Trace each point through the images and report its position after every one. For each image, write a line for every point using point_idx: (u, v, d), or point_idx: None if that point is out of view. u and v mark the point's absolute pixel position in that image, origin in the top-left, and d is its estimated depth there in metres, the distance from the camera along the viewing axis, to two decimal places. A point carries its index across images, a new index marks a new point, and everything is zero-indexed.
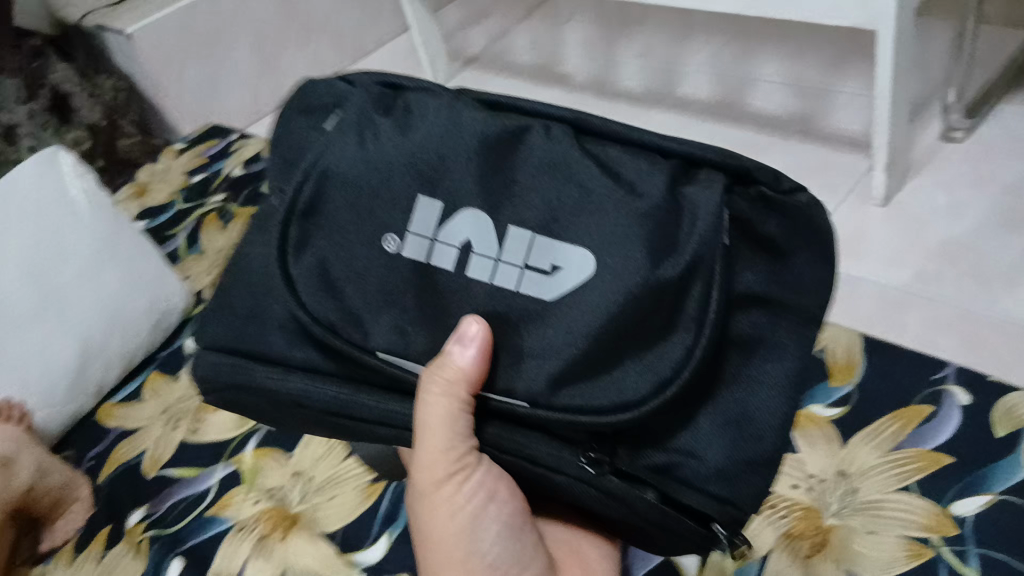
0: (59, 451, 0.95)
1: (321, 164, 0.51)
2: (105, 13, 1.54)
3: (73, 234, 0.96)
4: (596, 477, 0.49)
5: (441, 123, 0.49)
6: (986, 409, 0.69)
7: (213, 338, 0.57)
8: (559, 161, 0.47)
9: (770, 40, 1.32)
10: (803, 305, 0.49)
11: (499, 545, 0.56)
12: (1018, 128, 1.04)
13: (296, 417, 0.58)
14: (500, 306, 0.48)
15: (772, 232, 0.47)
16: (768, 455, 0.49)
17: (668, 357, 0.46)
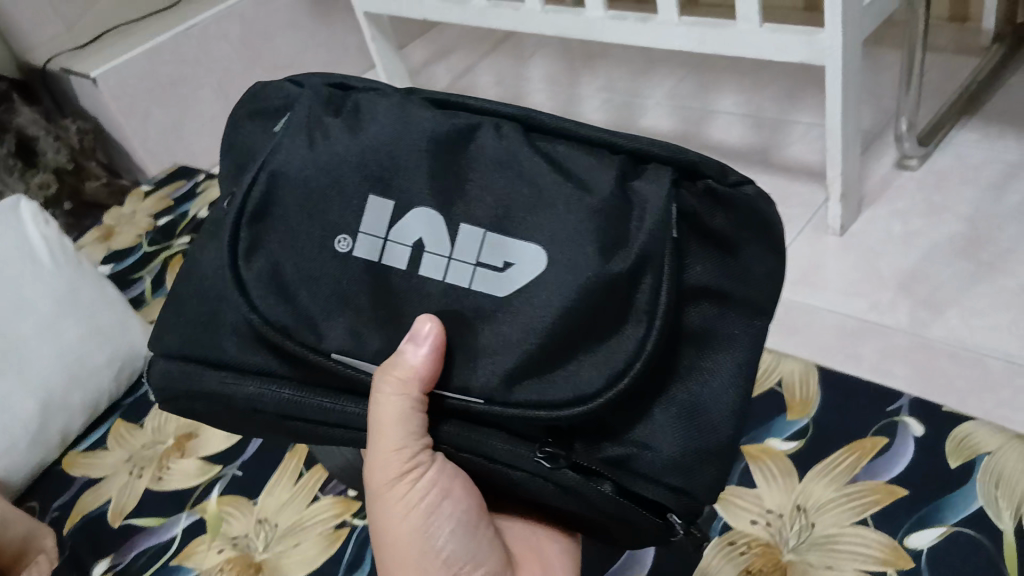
0: (23, 503, 0.94)
1: (273, 169, 0.51)
2: (71, 57, 1.55)
3: (32, 286, 0.97)
4: (553, 472, 0.49)
5: (392, 124, 0.50)
6: (940, 440, 0.72)
7: (167, 347, 0.56)
8: (509, 160, 0.48)
9: (727, 75, 1.36)
10: (750, 296, 0.51)
11: (456, 543, 0.53)
12: (968, 156, 1.06)
13: (253, 424, 0.57)
14: (452, 304, 0.48)
15: (721, 226, 0.49)
16: (722, 446, 0.49)
17: (622, 349, 0.46)
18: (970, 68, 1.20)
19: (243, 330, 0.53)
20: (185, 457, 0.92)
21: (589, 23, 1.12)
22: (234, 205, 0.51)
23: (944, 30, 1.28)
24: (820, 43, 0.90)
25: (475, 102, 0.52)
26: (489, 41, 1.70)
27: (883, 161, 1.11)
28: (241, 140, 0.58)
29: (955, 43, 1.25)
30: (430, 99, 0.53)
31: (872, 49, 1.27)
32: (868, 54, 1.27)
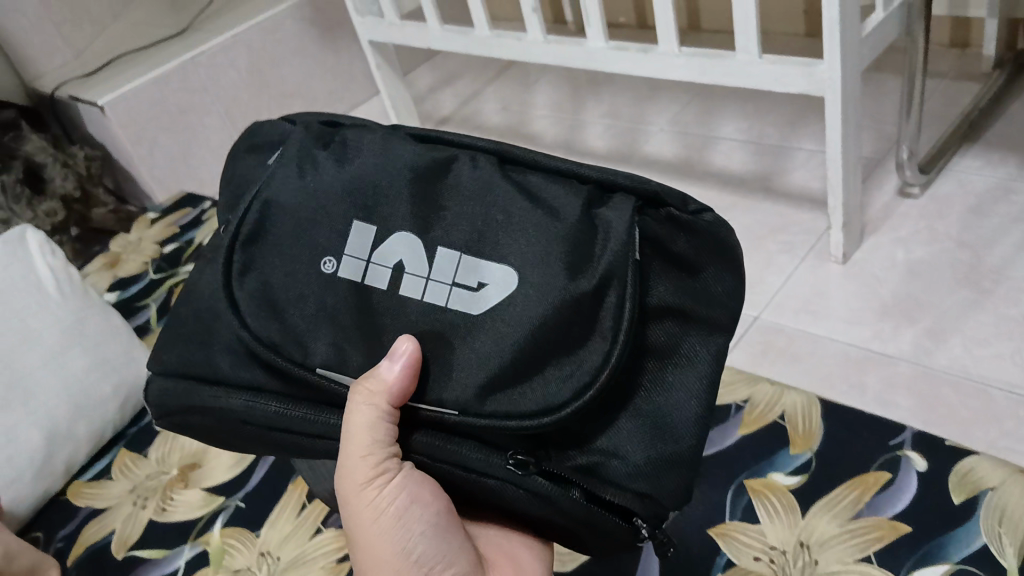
0: (28, 533, 0.94)
1: (265, 197, 0.53)
2: (79, 84, 1.56)
3: (38, 318, 0.99)
4: (523, 479, 0.49)
5: (375, 155, 0.52)
6: (944, 474, 0.73)
7: (163, 366, 0.57)
8: (483, 188, 0.50)
9: (730, 101, 1.36)
10: (714, 317, 0.52)
11: (427, 545, 0.51)
12: (971, 183, 1.07)
13: (242, 437, 0.58)
14: (431, 322, 0.49)
15: (682, 249, 0.50)
16: (686, 455, 0.50)
17: (588, 362, 0.47)
18: (971, 93, 1.20)
19: (234, 347, 0.54)
20: (188, 487, 0.93)
21: (591, 53, 1.15)
22: (230, 231, 0.53)
23: (945, 56, 1.29)
24: (818, 74, 0.91)
25: (457, 137, 0.54)
26: (493, 68, 1.71)
27: (885, 188, 1.11)
28: (234, 174, 0.60)
29: (957, 68, 1.26)
30: (411, 133, 0.54)
31: (873, 77, 1.28)
32: (869, 80, 1.28)
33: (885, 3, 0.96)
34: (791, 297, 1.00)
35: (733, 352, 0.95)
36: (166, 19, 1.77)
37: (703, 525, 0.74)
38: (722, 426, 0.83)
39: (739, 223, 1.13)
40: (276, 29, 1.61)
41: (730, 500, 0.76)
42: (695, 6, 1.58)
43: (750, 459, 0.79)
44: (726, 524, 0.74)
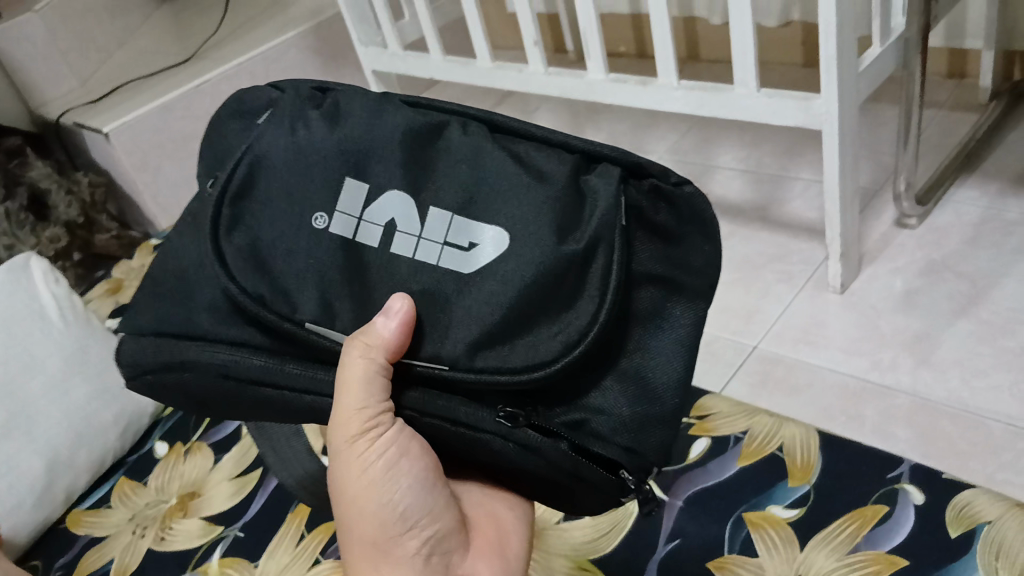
0: (26, 561, 0.94)
1: (255, 154, 0.53)
2: (83, 111, 1.58)
3: (41, 347, 0.99)
4: (512, 432, 0.50)
5: (367, 116, 0.53)
6: (942, 508, 0.73)
7: (146, 323, 0.56)
8: (473, 153, 0.51)
9: (729, 130, 1.38)
10: (694, 283, 0.54)
11: (412, 498, 0.53)
12: (967, 214, 1.07)
13: (223, 399, 0.56)
14: (421, 278, 0.50)
15: (666, 220, 0.52)
16: (670, 413, 0.52)
17: (576, 320, 0.48)
18: (967, 124, 1.21)
19: (219, 302, 0.53)
20: (187, 516, 0.93)
21: (591, 85, 1.16)
22: (217, 189, 0.52)
23: (942, 87, 1.30)
24: (815, 108, 0.93)
25: (448, 104, 0.55)
26: (494, 97, 1.73)
27: (883, 218, 1.12)
28: (215, 139, 0.59)
29: (953, 99, 1.27)
30: (402, 98, 0.55)
31: (870, 107, 1.30)
32: (866, 111, 1.29)
33: (881, 38, 0.97)
34: (789, 326, 1.00)
35: (732, 382, 0.95)
36: (170, 46, 1.79)
37: (702, 559, 0.75)
38: (721, 457, 0.84)
39: (737, 253, 1.14)
40: (279, 57, 1.63)
41: (728, 534, 0.77)
42: (693, 37, 1.60)
43: (749, 490, 0.80)
44: (724, 557, 0.75)
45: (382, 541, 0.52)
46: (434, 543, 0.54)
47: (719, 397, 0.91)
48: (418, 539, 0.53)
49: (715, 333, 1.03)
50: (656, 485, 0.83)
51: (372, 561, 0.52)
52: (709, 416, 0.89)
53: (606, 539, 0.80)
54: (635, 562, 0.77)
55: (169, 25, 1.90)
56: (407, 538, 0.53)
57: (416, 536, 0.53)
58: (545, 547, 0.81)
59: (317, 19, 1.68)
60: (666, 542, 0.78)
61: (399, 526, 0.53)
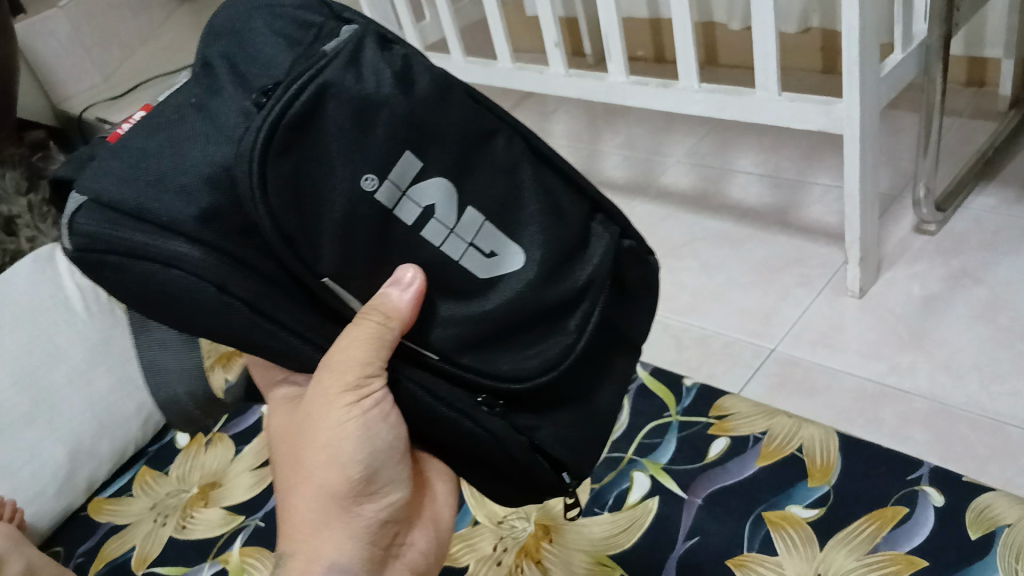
0: (49, 547, 0.96)
1: (322, 84, 0.48)
2: (106, 106, 1.60)
3: (66, 336, 1.01)
4: (486, 418, 0.52)
5: (436, 96, 0.52)
6: (961, 511, 0.74)
7: (109, 190, 0.46)
8: (510, 169, 0.54)
9: (747, 134, 1.38)
10: (637, 337, 0.62)
11: (378, 463, 0.55)
12: (988, 220, 1.07)
13: (176, 314, 0.49)
14: (443, 269, 0.51)
15: (635, 280, 0.61)
16: (600, 441, 0.59)
17: (558, 345, 0.55)
18: (986, 132, 1.22)
19: (222, 211, 0.46)
20: (208, 506, 0.94)
21: (612, 87, 1.17)
22: (270, 108, 0.46)
23: (962, 94, 1.31)
24: (837, 112, 0.93)
25: (498, 106, 0.56)
26: (512, 98, 1.75)
27: (901, 224, 1.12)
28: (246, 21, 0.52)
29: (972, 107, 1.27)
30: (466, 85, 0.55)
31: (890, 114, 1.30)
32: (886, 117, 1.30)
33: (903, 44, 0.98)
34: (807, 329, 1.01)
35: (750, 383, 0.96)
36: (191, 44, 1.81)
37: (720, 556, 0.77)
38: (741, 456, 0.85)
39: (755, 256, 1.14)
40: None
41: (747, 532, 0.78)
42: (712, 42, 1.61)
43: (768, 490, 0.81)
44: (744, 555, 0.76)
45: (342, 498, 0.55)
46: (388, 509, 0.57)
47: (738, 398, 0.92)
48: (377, 506, 0.57)
49: (733, 334, 1.03)
50: (675, 484, 0.84)
51: (326, 514, 0.55)
52: (728, 416, 0.90)
53: (626, 534, 0.81)
54: (653, 558, 0.78)
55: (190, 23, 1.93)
56: (366, 502, 0.56)
57: (375, 503, 0.57)
58: (565, 541, 0.82)
59: None
60: (685, 539, 0.79)
61: (362, 489, 0.55)
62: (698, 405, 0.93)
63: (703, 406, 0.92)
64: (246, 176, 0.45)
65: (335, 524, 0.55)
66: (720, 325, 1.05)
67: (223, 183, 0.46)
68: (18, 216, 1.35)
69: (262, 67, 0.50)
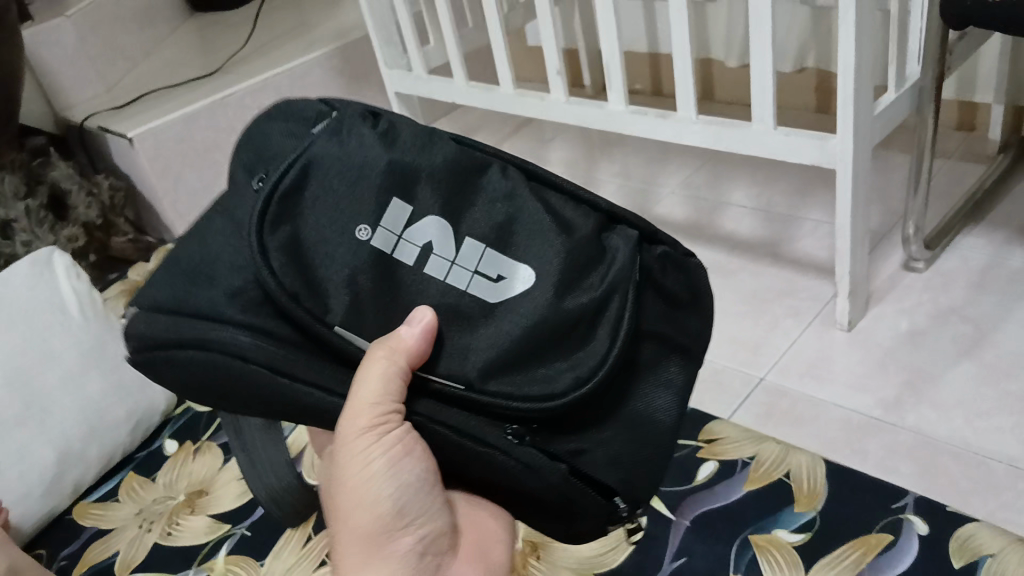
0: (31, 549, 0.95)
1: (308, 157, 0.53)
2: (108, 115, 1.62)
3: (60, 338, 1.01)
4: (516, 448, 0.52)
5: (418, 142, 0.55)
6: (944, 539, 0.75)
7: (156, 299, 0.52)
8: (511, 193, 0.55)
9: (740, 169, 1.41)
10: (688, 343, 0.59)
11: (407, 495, 0.55)
12: (975, 261, 1.10)
13: (226, 394, 0.53)
14: (450, 300, 0.52)
15: (673, 286, 0.59)
16: (661, 445, 0.56)
17: (588, 360, 0.52)
18: (975, 175, 1.24)
19: (246, 291, 0.51)
20: (195, 513, 0.94)
21: (611, 116, 1.19)
22: (264, 186, 0.52)
23: (952, 137, 1.33)
24: (831, 147, 0.95)
25: (488, 147, 0.59)
26: (511, 125, 1.78)
27: (891, 260, 1.14)
28: (253, 132, 0.58)
29: (962, 150, 1.30)
30: (449, 133, 0.58)
31: (881, 154, 1.33)
32: (878, 157, 1.32)
33: (896, 85, 1.00)
34: (795, 361, 1.02)
35: (739, 410, 0.97)
36: (195, 58, 1.84)
37: None
38: (729, 479, 0.86)
39: (748, 287, 1.16)
40: (304, 75, 1.67)
41: (733, 554, 0.78)
42: (709, 77, 1.64)
43: (756, 514, 0.81)
44: None
45: (376, 534, 0.55)
46: (425, 540, 0.57)
47: (728, 423, 0.93)
48: (413, 537, 0.57)
49: (723, 362, 1.05)
50: (663, 505, 0.85)
51: (363, 550, 0.55)
52: (716, 440, 0.91)
53: (614, 553, 0.82)
54: None
55: (195, 39, 1.95)
56: (399, 536, 0.56)
57: (411, 535, 0.57)
58: (552, 558, 0.82)
59: (343, 41, 1.72)
60: (672, 559, 0.80)
61: (395, 523, 0.56)
62: (688, 429, 0.94)
63: (693, 430, 0.94)
64: (252, 254, 0.50)
65: (375, 559, 0.56)
66: (710, 354, 1.07)
67: (239, 262, 0.51)
68: (14, 220, 1.37)
69: (267, 161, 0.56)
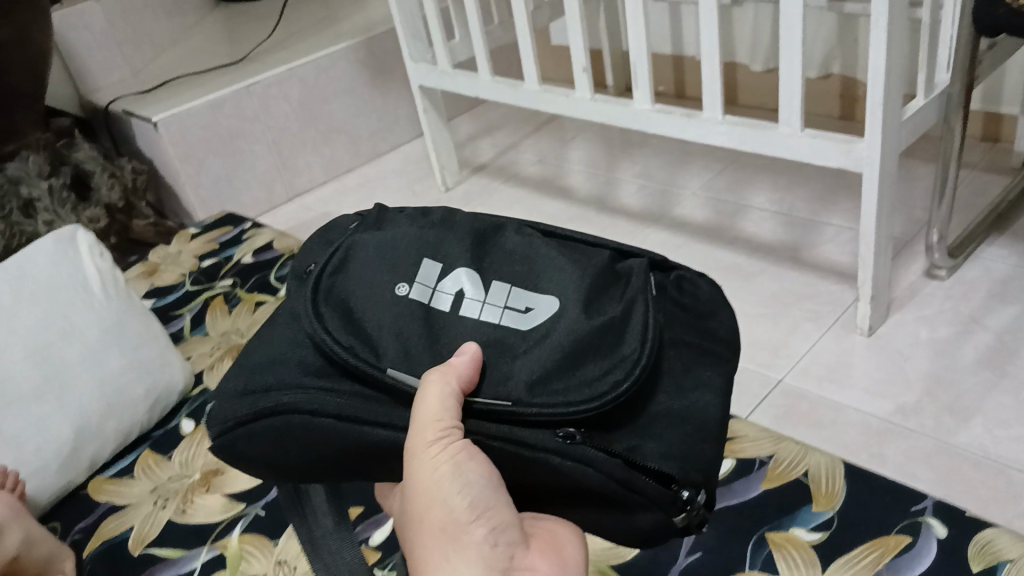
0: (46, 521, 0.95)
1: (345, 243, 0.58)
2: (133, 100, 1.63)
3: (81, 315, 1.02)
4: (569, 448, 0.48)
5: (437, 216, 0.59)
6: (964, 544, 0.74)
7: (231, 389, 0.56)
8: (527, 238, 0.57)
9: (761, 173, 1.41)
10: (720, 349, 0.57)
11: (478, 489, 0.48)
12: (999, 271, 1.09)
13: (298, 453, 0.54)
14: (490, 336, 0.52)
15: (690, 300, 0.58)
16: (713, 434, 0.52)
17: (625, 362, 0.50)
18: (999, 186, 1.23)
19: (309, 360, 0.54)
20: (210, 492, 0.94)
21: (636, 114, 1.19)
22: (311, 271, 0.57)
23: (977, 149, 1.33)
24: (857, 152, 0.95)
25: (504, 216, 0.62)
26: (532, 123, 1.79)
27: (912, 268, 1.13)
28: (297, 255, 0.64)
29: (986, 160, 1.30)
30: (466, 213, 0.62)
31: (905, 163, 1.32)
32: (902, 165, 1.32)
33: (925, 91, 0.99)
34: (813, 364, 1.01)
35: (758, 410, 0.97)
36: (221, 47, 1.85)
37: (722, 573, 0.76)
38: (746, 477, 0.85)
39: (768, 289, 1.15)
40: (329, 67, 1.68)
41: (750, 551, 0.77)
42: (733, 82, 1.64)
43: (774, 513, 0.80)
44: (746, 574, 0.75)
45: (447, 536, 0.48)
46: (501, 532, 0.48)
47: (746, 422, 0.92)
48: (487, 528, 0.48)
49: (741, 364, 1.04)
50: None
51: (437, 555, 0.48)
52: (735, 438, 0.90)
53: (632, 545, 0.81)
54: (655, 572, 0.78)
55: (222, 29, 1.96)
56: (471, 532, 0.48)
57: (485, 524, 0.48)
58: None
59: (369, 34, 1.73)
60: (687, 555, 0.79)
61: (467, 511, 0.48)
62: None
63: None
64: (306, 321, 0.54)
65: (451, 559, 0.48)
66: None
67: (298, 339, 0.55)
68: (38, 199, 1.38)
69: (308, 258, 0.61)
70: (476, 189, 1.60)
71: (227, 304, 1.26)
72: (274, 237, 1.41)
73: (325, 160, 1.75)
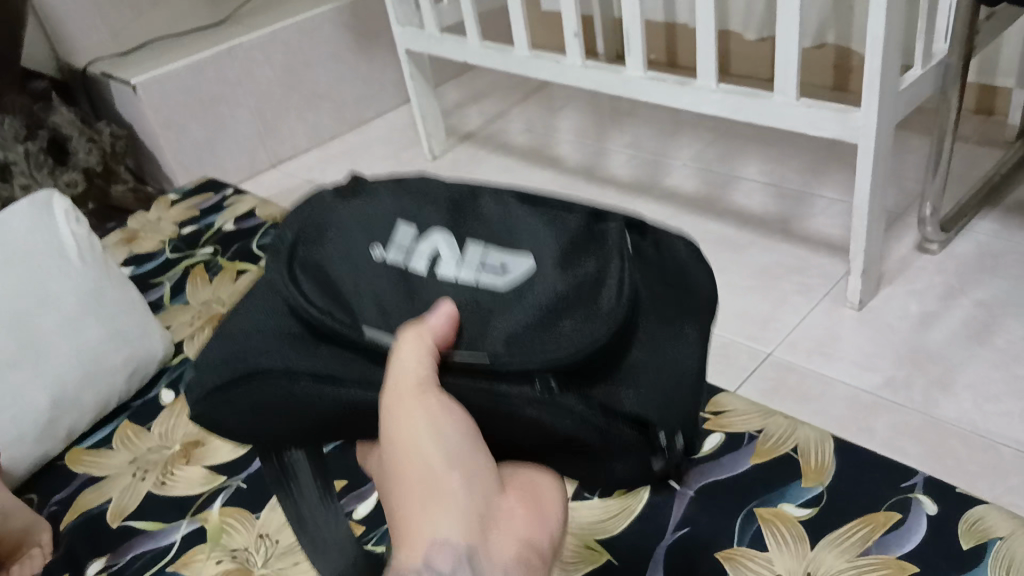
0: (22, 494, 0.94)
1: (320, 212, 0.57)
2: (112, 62, 1.58)
3: (58, 283, 1.00)
4: (549, 400, 0.46)
5: (413, 183, 0.58)
6: (955, 520, 0.74)
7: (209, 359, 0.55)
8: (505, 201, 0.56)
9: (752, 144, 1.39)
10: (704, 297, 0.55)
11: (460, 439, 0.47)
12: (991, 245, 1.08)
13: (277, 416, 0.53)
14: (467, 294, 0.50)
15: (672, 252, 0.57)
16: (694, 381, 0.50)
17: (604, 315, 0.48)
18: (992, 159, 1.22)
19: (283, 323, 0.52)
20: (190, 464, 0.92)
21: (628, 82, 1.17)
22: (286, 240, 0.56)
23: (970, 121, 1.32)
24: (853, 122, 0.93)
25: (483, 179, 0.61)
26: (521, 90, 1.76)
27: (903, 241, 1.12)
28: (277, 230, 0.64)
29: (980, 133, 1.28)
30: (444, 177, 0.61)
31: (900, 136, 1.31)
32: (895, 137, 1.30)
33: (922, 61, 0.97)
34: (803, 338, 1.00)
35: (746, 384, 0.96)
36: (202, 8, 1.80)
37: (709, 548, 0.75)
38: (735, 452, 0.84)
39: (757, 262, 1.14)
40: (314, 31, 1.64)
41: (738, 526, 0.77)
42: (726, 50, 1.61)
43: (763, 488, 0.80)
44: (734, 550, 0.75)
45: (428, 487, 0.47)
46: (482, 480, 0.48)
47: (735, 396, 0.91)
48: (468, 476, 0.47)
49: (730, 337, 1.03)
50: None
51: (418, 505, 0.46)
52: (723, 412, 0.89)
53: (620, 521, 0.80)
54: (642, 547, 0.77)
55: None
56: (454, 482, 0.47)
57: (466, 473, 0.47)
58: None
59: None
60: (675, 529, 0.78)
61: (447, 460, 0.47)
62: None
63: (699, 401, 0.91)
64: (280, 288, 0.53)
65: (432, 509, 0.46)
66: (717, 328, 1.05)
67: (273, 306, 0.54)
68: (13, 162, 1.35)
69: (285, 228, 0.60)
70: (463, 157, 1.57)
71: (207, 272, 1.23)
72: (256, 204, 1.38)
73: (309, 126, 1.71)
